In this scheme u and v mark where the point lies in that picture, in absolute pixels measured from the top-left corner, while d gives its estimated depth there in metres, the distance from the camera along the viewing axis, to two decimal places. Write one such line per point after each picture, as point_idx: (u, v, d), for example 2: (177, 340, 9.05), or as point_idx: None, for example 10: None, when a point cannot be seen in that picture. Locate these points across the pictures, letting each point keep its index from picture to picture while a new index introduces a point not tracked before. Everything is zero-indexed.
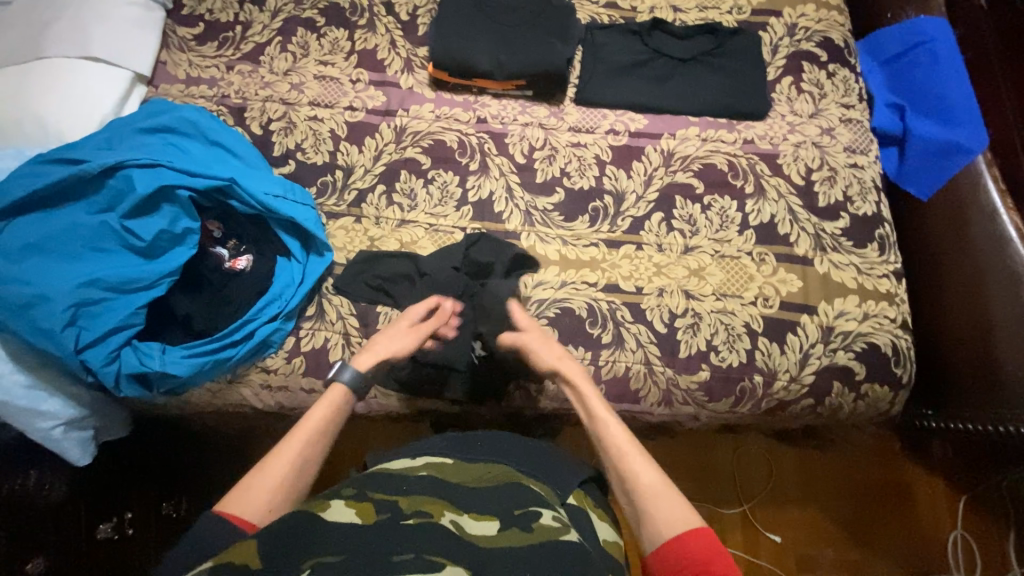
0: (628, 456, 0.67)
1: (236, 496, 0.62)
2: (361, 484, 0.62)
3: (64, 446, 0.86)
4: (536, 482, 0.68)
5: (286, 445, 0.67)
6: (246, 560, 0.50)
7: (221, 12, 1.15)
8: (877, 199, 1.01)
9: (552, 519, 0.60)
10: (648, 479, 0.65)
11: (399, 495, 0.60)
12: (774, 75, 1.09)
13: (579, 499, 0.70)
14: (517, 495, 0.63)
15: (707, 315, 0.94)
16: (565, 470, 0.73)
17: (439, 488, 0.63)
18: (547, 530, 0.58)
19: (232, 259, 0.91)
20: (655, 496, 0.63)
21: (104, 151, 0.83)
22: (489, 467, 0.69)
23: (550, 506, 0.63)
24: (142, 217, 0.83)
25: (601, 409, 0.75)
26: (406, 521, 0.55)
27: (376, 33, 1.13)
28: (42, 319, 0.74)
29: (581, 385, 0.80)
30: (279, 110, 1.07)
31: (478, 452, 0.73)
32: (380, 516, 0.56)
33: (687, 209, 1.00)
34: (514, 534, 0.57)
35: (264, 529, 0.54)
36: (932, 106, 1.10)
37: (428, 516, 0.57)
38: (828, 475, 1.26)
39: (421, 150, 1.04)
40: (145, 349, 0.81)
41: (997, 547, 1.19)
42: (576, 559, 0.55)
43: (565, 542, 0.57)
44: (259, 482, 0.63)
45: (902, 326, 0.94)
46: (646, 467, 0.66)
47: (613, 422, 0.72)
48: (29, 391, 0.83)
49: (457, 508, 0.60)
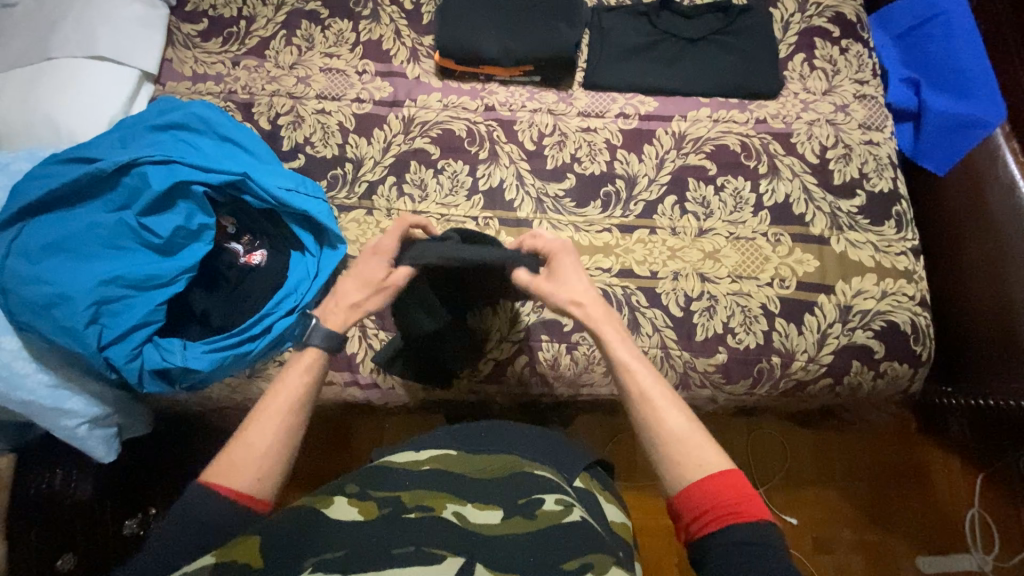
0: (654, 403, 0.64)
1: (220, 468, 0.59)
2: (364, 480, 0.62)
3: (88, 443, 0.88)
4: (542, 466, 0.68)
5: (256, 426, 0.61)
6: (247, 559, 0.51)
7: (224, 7, 1.15)
8: (893, 175, 1.00)
9: (555, 503, 0.60)
10: (675, 423, 0.62)
11: (399, 490, 0.60)
12: (786, 52, 1.07)
13: (586, 481, 0.72)
14: (522, 482, 0.63)
15: (724, 297, 0.93)
16: (568, 456, 0.73)
17: (442, 480, 0.63)
18: (549, 515, 0.58)
19: (248, 254, 0.91)
20: (681, 442, 0.60)
21: (118, 150, 0.84)
22: (494, 457, 0.68)
23: (555, 490, 0.63)
24: (157, 215, 0.83)
25: (628, 357, 0.68)
26: (407, 515, 0.56)
27: (381, 24, 1.12)
28: (65, 318, 0.75)
29: (605, 332, 0.71)
30: (287, 104, 1.07)
31: (482, 441, 0.72)
32: (382, 510, 0.56)
33: (701, 191, 0.99)
34: (517, 522, 0.57)
35: (264, 526, 0.54)
36: (948, 79, 1.08)
37: (430, 510, 0.57)
38: (843, 457, 1.26)
39: (430, 140, 1.04)
40: (166, 345, 0.81)
41: (1016, 522, 1.19)
42: (580, 538, 0.56)
43: (568, 525, 0.57)
44: (241, 451, 0.60)
45: (921, 303, 0.93)
46: (671, 411, 0.63)
47: (635, 367, 0.67)
48: (53, 389, 0.84)
49: (460, 499, 0.60)
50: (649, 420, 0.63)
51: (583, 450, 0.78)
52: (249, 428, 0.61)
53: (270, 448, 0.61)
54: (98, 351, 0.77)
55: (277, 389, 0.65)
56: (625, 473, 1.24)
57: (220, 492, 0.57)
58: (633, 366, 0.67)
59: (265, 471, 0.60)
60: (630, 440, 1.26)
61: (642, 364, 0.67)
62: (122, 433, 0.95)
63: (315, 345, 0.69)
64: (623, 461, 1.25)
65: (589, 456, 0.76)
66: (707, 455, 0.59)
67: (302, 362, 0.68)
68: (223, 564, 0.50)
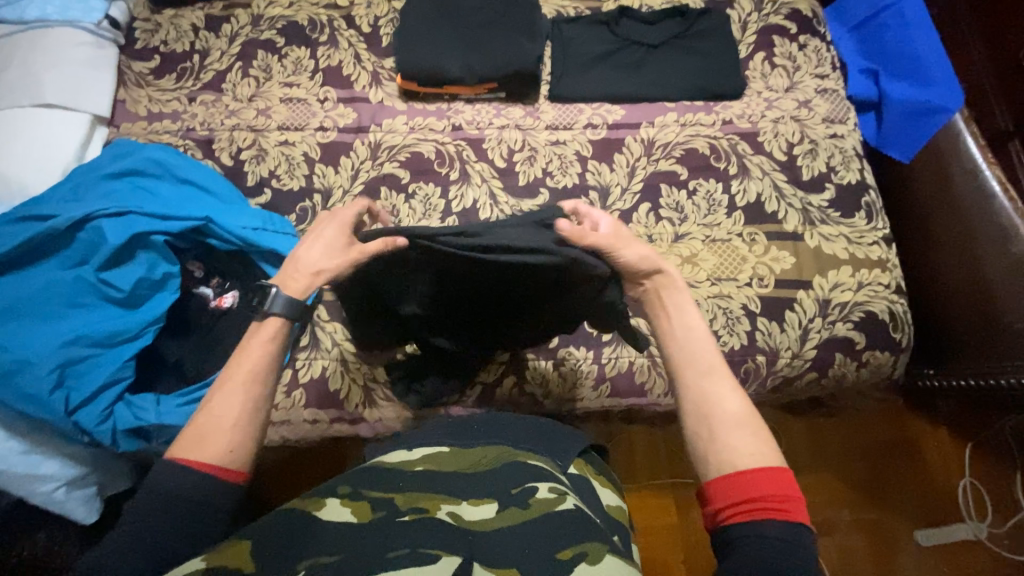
0: (718, 380, 0.61)
1: (188, 439, 0.58)
2: (357, 481, 0.60)
3: (68, 506, 0.85)
4: (536, 457, 0.67)
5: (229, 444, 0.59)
6: (238, 563, 0.49)
7: (176, 43, 1.12)
8: (860, 166, 1.01)
9: (549, 491, 0.59)
10: (735, 406, 0.59)
11: (396, 491, 0.58)
12: (746, 52, 1.08)
13: (580, 468, 0.71)
14: (515, 473, 0.62)
15: (705, 301, 0.94)
16: (560, 443, 0.73)
17: (436, 481, 0.61)
18: (542, 504, 0.57)
19: (218, 298, 0.88)
20: (740, 428, 0.57)
21: (71, 203, 0.81)
22: (487, 450, 0.67)
23: (548, 480, 0.61)
24: (118, 268, 0.80)
25: (702, 328, 0.64)
26: (402, 517, 0.54)
27: (339, 49, 1.11)
28: (27, 385, 0.72)
29: (682, 297, 0.67)
30: (248, 138, 1.04)
31: (477, 435, 0.71)
32: (375, 514, 0.54)
33: (674, 196, 1.00)
34: (512, 514, 0.56)
35: (254, 530, 0.53)
36: (906, 67, 1.10)
37: (425, 512, 0.55)
38: (837, 440, 1.28)
39: (399, 164, 1.02)
40: (139, 402, 0.78)
41: (1005, 487, 1.22)
42: (574, 526, 0.55)
43: (563, 513, 0.56)
44: (209, 422, 0.59)
45: (897, 291, 0.95)
46: (733, 394, 0.60)
47: (707, 339, 0.63)
48: (25, 456, 0.80)
49: (455, 498, 0.58)
50: (706, 393, 0.60)
51: (576, 436, 0.76)
52: (215, 400, 0.60)
53: (240, 416, 0.59)
54: (67, 416, 0.74)
55: (240, 356, 0.64)
56: (626, 476, 1.24)
57: (190, 464, 0.55)
58: (702, 333, 0.64)
59: (237, 441, 0.58)
60: (627, 441, 1.27)
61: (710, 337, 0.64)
62: (105, 490, 0.91)
63: (275, 312, 0.67)
64: (621, 465, 1.25)
65: (582, 442, 0.75)
66: (764, 450, 0.56)
67: (265, 331, 0.66)
68: (215, 568, 0.48)
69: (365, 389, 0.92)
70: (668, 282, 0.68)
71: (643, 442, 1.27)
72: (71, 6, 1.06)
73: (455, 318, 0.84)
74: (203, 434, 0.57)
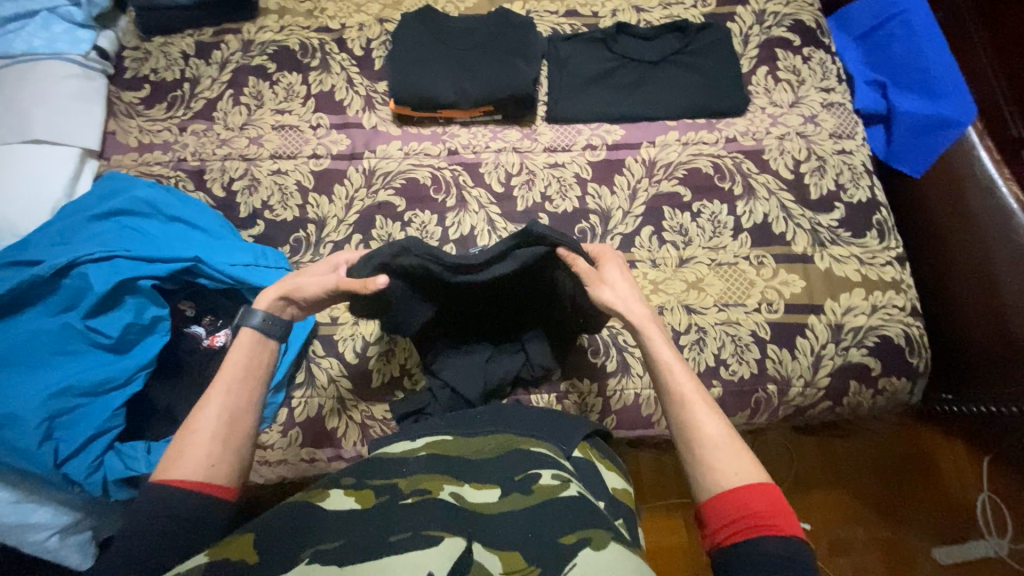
0: (693, 404, 0.59)
1: (186, 462, 0.53)
2: (360, 472, 0.59)
3: (62, 554, 0.83)
4: (540, 443, 0.66)
5: None
6: (242, 555, 0.45)
7: (166, 71, 1.10)
8: (870, 183, 0.98)
9: (552, 478, 0.57)
10: (714, 429, 0.57)
11: (398, 477, 0.57)
12: (749, 66, 1.05)
13: (585, 452, 0.70)
14: (519, 459, 0.61)
15: (712, 328, 0.90)
16: (565, 430, 0.72)
17: (440, 464, 0.60)
18: (545, 490, 0.55)
19: (210, 337, 0.86)
20: (719, 449, 0.55)
21: (58, 247, 0.79)
22: (490, 439, 0.67)
23: (551, 467, 0.60)
24: (105, 314, 0.78)
25: (673, 358, 0.63)
26: (405, 500, 0.52)
27: (332, 73, 1.08)
28: (15, 440, 0.70)
29: (650, 331, 0.66)
30: (240, 168, 1.02)
31: (482, 425, 0.72)
32: (378, 498, 0.53)
33: (677, 219, 0.96)
34: (513, 499, 0.54)
35: (259, 523, 0.50)
36: (914, 79, 1.07)
37: (427, 493, 0.54)
38: (850, 456, 1.24)
39: (394, 192, 1.00)
40: (129, 451, 0.75)
41: None
42: (577, 512, 0.51)
43: (566, 498, 0.53)
44: (206, 448, 0.55)
45: (912, 313, 0.91)
46: (711, 417, 0.58)
47: (680, 367, 0.62)
48: (16, 506, 0.77)
49: (457, 481, 0.57)
50: (685, 421, 0.58)
51: (581, 421, 0.76)
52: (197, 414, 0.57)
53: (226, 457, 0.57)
54: (56, 468, 0.71)
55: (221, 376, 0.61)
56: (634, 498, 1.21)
57: (183, 485, 0.52)
58: (665, 359, 0.63)
59: (218, 455, 0.55)
60: (635, 463, 1.23)
61: (685, 365, 0.63)
62: (100, 534, 0.89)
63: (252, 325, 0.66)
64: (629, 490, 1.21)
65: (586, 426, 0.74)
66: (748, 467, 0.54)
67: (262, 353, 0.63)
68: (218, 562, 0.44)
69: (362, 427, 0.89)
70: (631, 324, 0.68)
71: (650, 463, 1.23)
72: (58, 38, 1.04)
73: (460, 315, 0.86)
74: (196, 463, 0.54)
